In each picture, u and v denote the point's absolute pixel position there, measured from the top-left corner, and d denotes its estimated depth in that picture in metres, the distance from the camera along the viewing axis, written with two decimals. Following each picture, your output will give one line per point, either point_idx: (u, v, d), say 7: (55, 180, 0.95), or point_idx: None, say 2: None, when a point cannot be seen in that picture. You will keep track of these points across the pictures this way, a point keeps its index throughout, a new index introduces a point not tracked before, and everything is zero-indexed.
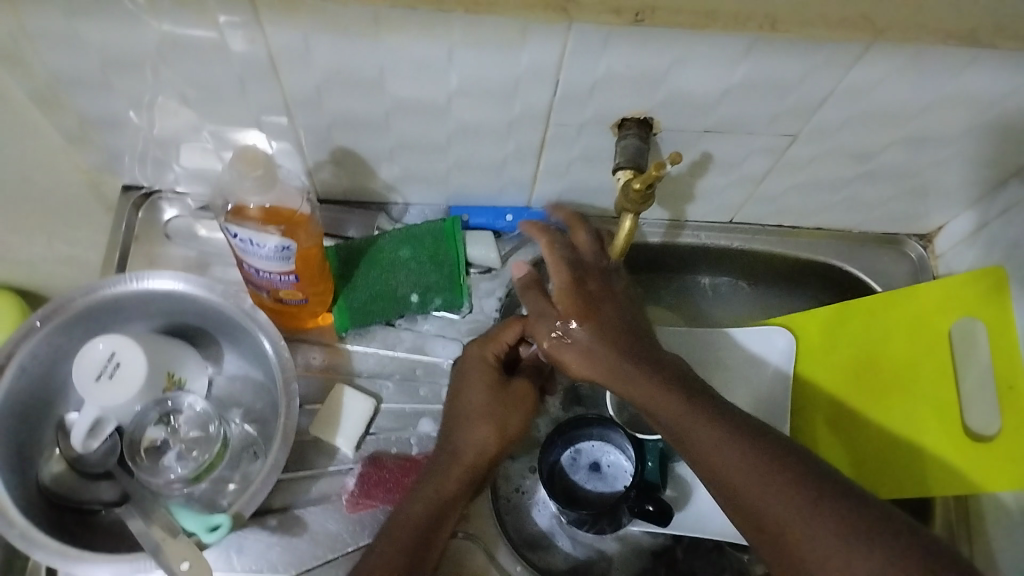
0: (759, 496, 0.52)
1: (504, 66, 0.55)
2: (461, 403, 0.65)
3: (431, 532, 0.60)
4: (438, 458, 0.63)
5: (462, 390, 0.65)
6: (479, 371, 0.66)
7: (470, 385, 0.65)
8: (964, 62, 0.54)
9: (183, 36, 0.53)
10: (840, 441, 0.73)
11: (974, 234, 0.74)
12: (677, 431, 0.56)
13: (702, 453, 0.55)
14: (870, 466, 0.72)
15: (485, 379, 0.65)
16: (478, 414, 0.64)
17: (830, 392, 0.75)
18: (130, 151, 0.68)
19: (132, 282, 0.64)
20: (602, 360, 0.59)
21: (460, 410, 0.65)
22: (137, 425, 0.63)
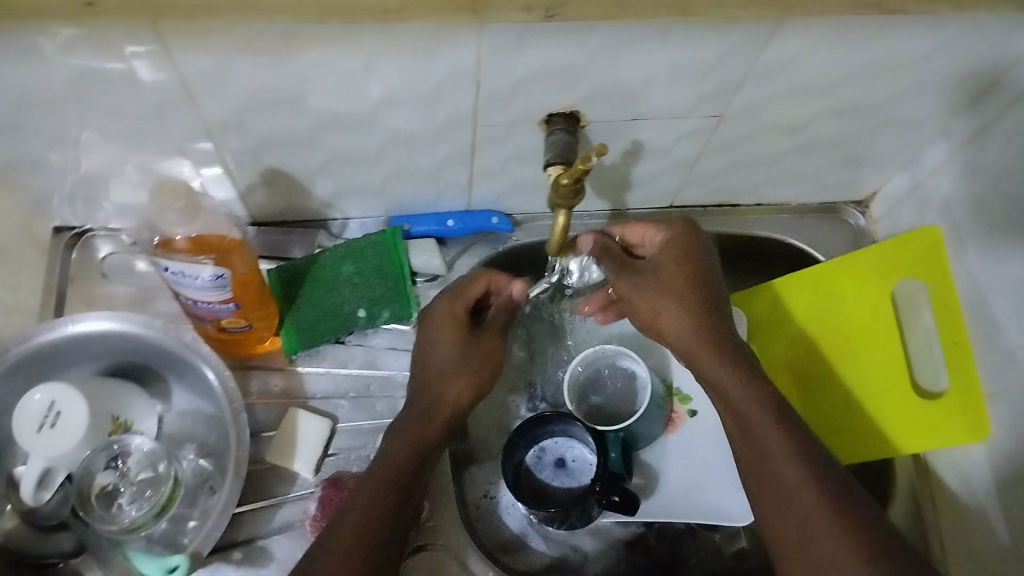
0: (787, 475, 0.54)
1: (425, 72, 0.54)
2: (428, 354, 0.65)
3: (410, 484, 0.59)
4: (415, 408, 0.63)
5: (430, 340, 0.65)
6: (448, 325, 0.66)
7: (438, 338, 0.65)
8: (878, 27, 0.54)
9: (95, 70, 0.51)
10: (813, 407, 0.73)
11: (910, 194, 0.75)
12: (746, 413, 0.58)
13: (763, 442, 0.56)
14: (834, 424, 0.72)
15: (457, 333, 0.65)
16: (450, 369, 0.64)
17: (792, 366, 0.76)
18: (57, 192, 0.66)
19: (67, 325, 0.63)
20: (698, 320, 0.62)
21: (426, 367, 0.65)
22: (85, 472, 0.60)
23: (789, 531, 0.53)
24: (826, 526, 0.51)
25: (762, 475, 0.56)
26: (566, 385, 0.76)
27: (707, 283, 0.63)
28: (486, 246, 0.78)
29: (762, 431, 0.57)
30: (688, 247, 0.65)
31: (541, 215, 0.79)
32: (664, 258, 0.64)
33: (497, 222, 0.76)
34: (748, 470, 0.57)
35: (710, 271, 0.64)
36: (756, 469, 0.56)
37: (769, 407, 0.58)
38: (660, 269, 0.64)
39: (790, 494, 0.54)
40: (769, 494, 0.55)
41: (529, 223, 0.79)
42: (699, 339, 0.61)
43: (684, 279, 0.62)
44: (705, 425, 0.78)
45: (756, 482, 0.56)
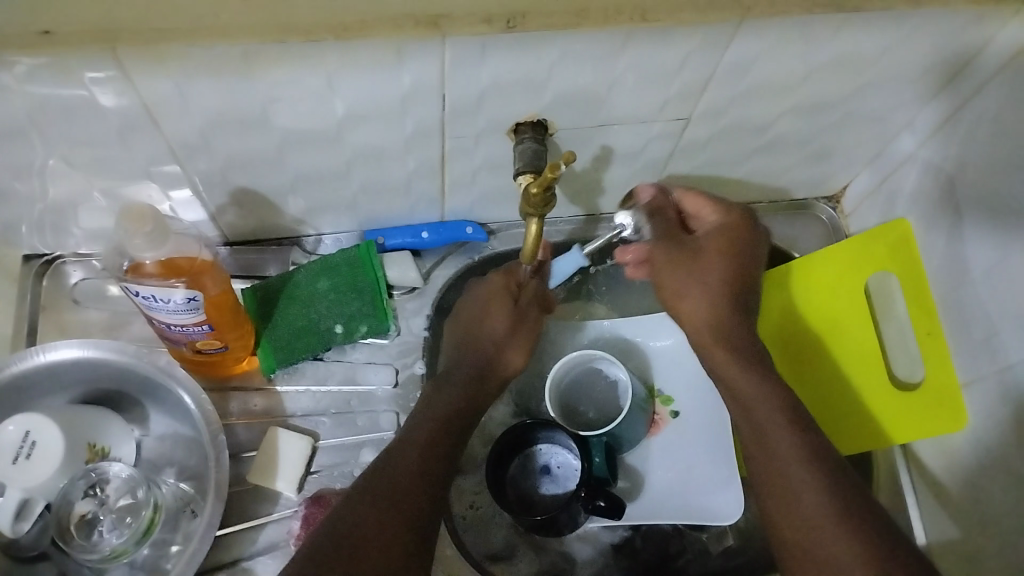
0: (798, 471, 0.56)
1: (390, 87, 0.54)
2: (482, 323, 0.70)
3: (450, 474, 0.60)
4: (470, 370, 0.67)
5: (484, 312, 0.70)
6: (501, 301, 0.70)
7: (494, 307, 0.70)
8: (835, 25, 0.54)
9: (54, 98, 0.51)
10: (809, 399, 0.74)
11: (878, 188, 0.76)
12: (758, 419, 0.60)
13: (773, 446, 0.58)
14: (827, 417, 0.73)
15: (507, 307, 0.70)
16: (505, 339, 0.70)
17: (782, 359, 0.76)
18: (25, 221, 0.65)
19: (38, 354, 0.62)
20: (723, 304, 0.66)
21: (479, 334, 0.69)
22: (63, 502, 0.60)
23: (794, 522, 0.55)
24: (834, 524, 0.53)
25: (771, 469, 0.57)
26: (548, 392, 0.76)
27: (741, 273, 0.67)
28: (462, 256, 0.78)
29: (774, 434, 0.59)
30: (739, 235, 0.68)
31: (514, 223, 0.79)
32: (712, 240, 0.68)
33: (471, 231, 0.76)
34: (756, 459, 0.59)
35: (750, 262, 0.68)
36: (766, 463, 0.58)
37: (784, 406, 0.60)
38: (702, 249, 0.68)
39: (799, 486, 0.55)
40: (776, 485, 0.57)
41: (504, 231, 0.79)
42: (716, 332, 0.66)
43: (722, 261, 0.67)
44: (688, 426, 0.78)
45: (766, 472, 0.58)
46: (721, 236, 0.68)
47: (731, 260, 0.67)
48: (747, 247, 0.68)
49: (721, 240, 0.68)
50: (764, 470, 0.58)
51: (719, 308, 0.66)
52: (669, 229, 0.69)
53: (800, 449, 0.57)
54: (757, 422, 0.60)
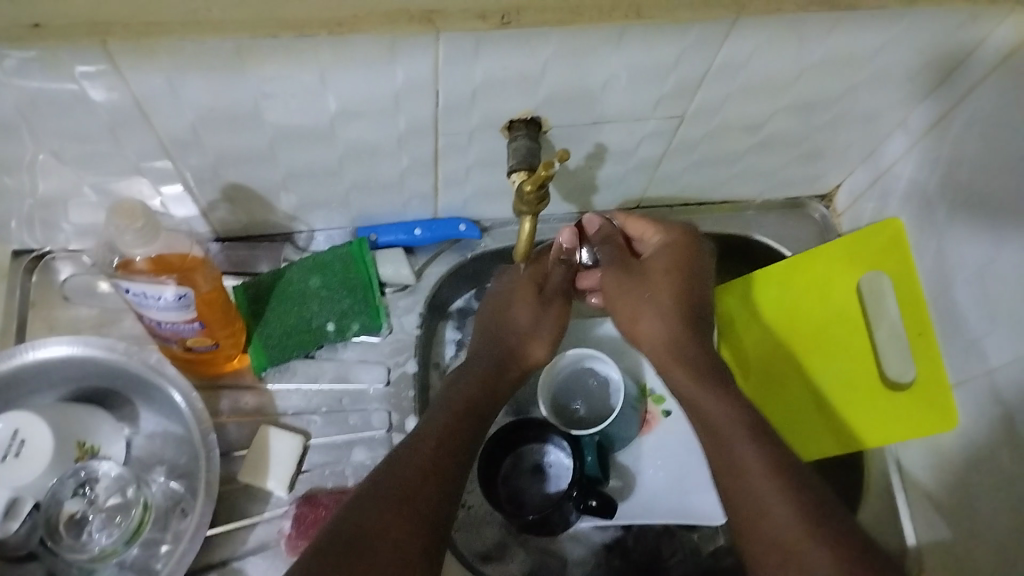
0: (759, 479, 0.56)
1: (382, 83, 0.54)
2: (508, 315, 0.70)
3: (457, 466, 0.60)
4: (492, 362, 0.68)
5: (509, 304, 0.70)
6: (528, 291, 0.71)
7: (518, 300, 0.70)
8: (829, 24, 0.54)
9: (42, 92, 0.50)
10: (799, 401, 0.74)
11: (871, 187, 0.76)
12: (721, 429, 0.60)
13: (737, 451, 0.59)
14: (818, 420, 0.73)
15: (532, 297, 0.70)
16: (534, 329, 0.70)
17: (769, 361, 0.76)
18: (13, 216, 0.65)
19: (27, 351, 0.61)
20: (675, 324, 0.67)
21: (508, 327, 0.70)
22: (52, 500, 0.60)
23: (759, 526, 0.54)
24: (797, 526, 0.53)
25: (735, 478, 0.57)
26: (540, 390, 0.75)
27: (689, 292, 0.68)
28: (455, 254, 0.78)
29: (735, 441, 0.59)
30: (683, 254, 0.70)
31: (509, 220, 0.78)
32: (657, 261, 0.70)
33: (464, 229, 0.76)
34: (719, 468, 0.59)
35: (699, 281, 0.69)
36: (728, 472, 0.58)
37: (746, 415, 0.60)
38: (648, 271, 0.70)
39: (758, 493, 0.56)
40: (740, 492, 0.57)
41: (497, 229, 0.78)
42: (669, 352, 0.67)
43: (668, 283, 0.68)
44: (681, 424, 0.78)
45: (728, 481, 0.58)
46: (662, 256, 0.70)
47: (675, 279, 0.68)
48: (695, 263, 0.70)
49: (666, 258, 0.69)
50: (729, 480, 0.58)
51: (674, 329, 0.67)
52: (616, 256, 0.71)
53: (762, 455, 0.57)
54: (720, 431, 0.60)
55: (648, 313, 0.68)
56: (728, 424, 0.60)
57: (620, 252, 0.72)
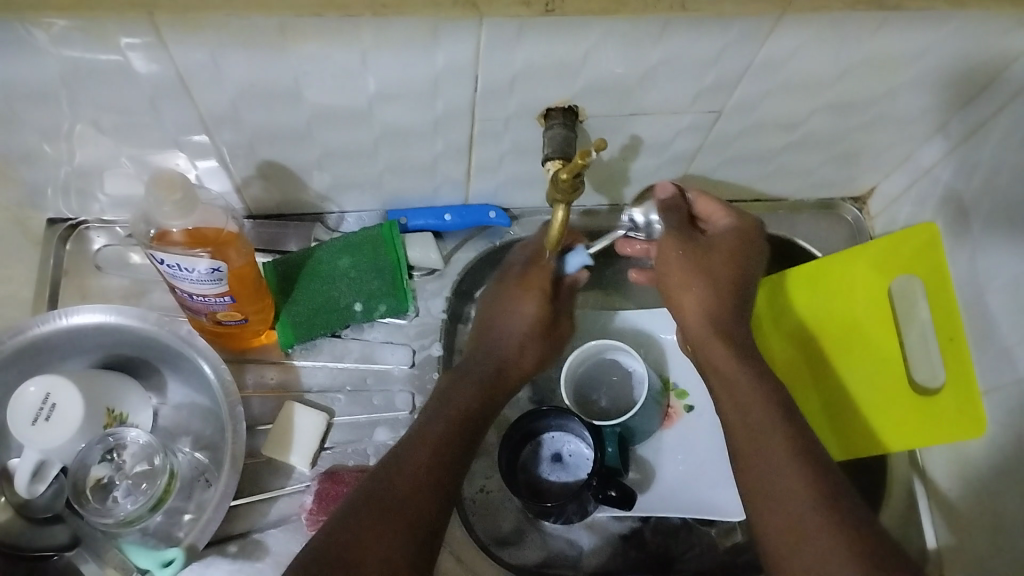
0: (788, 473, 0.55)
1: (423, 65, 0.54)
2: (508, 315, 0.70)
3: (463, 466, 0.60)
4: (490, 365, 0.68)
5: (511, 305, 0.70)
6: (532, 297, 0.70)
7: (525, 302, 0.70)
8: (875, 23, 0.54)
9: (86, 62, 0.51)
10: (825, 400, 0.74)
11: (906, 191, 0.75)
12: (752, 415, 0.60)
13: (764, 444, 0.58)
14: (846, 418, 0.73)
15: (536, 304, 0.70)
16: (528, 340, 0.70)
17: (799, 359, 0.76)
18: (50, 184, 0.66)
19: (60, 318, 0.62)
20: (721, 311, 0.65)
21: (509, 332, 0.70)
22: (80, 465, 0.60)
23: (784, 517, 0.54)
24: (821, 519, 0.52)
25: (765, 463, 0.57)
26: (564, 380, 0.76)
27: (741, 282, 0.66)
28: (484, 240, 0.78)
29: (765, 432, 0.58)
30: (746, 243, 0.68)
31: (538, 210, 0.78)
32: (719, 244, 0.68)
33: (494, 216, 0.76)
34: (745, 453, 0.58)
35: (752, 269, 0.68)
36: (758, 456, 0.57)
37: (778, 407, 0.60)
38: (712, 249, 0.68)
39: (784, 483, 0.55)
40: (768, 479, 0.56)
41: (526, 217, 0.78)
42: (713, 334, 0.65)
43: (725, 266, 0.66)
44: (702, 420, 0.78)
45: (757, 466, 0.57)
46: (721, 240, 0.68)
47: (728, 266, 0.66)
48: (749, 253, 0.67)
49: (724, 242, 0.68)
50: (758, 465, 0.57)
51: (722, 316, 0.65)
52: (679, 226, 0.68)
53: (793, 448, 0.57)
54: (751, 419, 0.59)
55: (703, 287, 0.65)
56: (762, 413, 0.59)
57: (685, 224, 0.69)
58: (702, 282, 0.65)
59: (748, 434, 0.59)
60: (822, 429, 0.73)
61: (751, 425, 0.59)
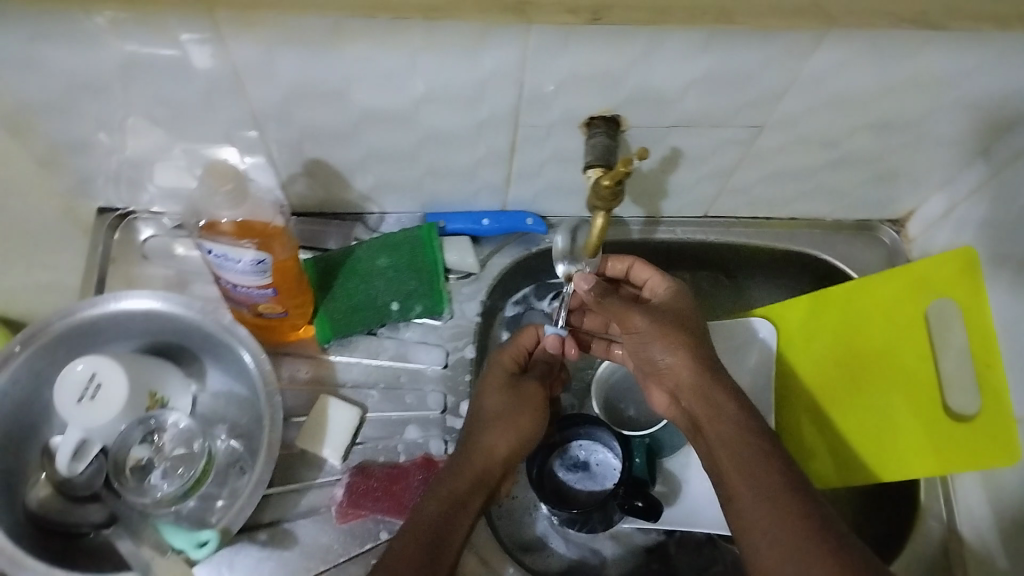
0: (789, 535, 0.52)
1: (471, 69, 0.55)
2: (478, 407, 0.67)
3: (446, 531, 0.57)
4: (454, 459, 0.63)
5: (479, 395, 0.68)
6: (497, 385, 0.68)
7: (489, 390, 0.68)
8: (919, 44, 0.54)
9: (148, 55, 0.53)
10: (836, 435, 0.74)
11: (945, 216, 0.75)
12: (746, 479, 0.56)
13: (755, 511, 0.54)
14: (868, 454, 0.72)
15: (501, 390, 0.68)
16: (505, 412, 0.66)
17: (818, 390, 0.76)
18: (103, 173, 0.68)
19: (111, 301, 0.64)
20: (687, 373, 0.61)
21: (478, 415, 0.66)
22: (121, 445, 0.62)
23: (774, 541, 0.52)
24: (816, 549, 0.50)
25: (754, 491, 0.55)
26: (594, 389, 0.77)
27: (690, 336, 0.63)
28: (519, 247, 0.79)
29: (760, 494, 0.54)
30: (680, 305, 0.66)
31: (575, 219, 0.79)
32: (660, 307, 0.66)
33: (531, 223, 0.77)
34: (733, 484, 0.56)
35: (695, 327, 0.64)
36: (750, 512, 0.54)
37: (768, 471, 0.55)
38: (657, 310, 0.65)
39: (771, 507, 0.53)
40: (758, 504, 0.54)
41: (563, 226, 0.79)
42: (698, 392, 0.61)
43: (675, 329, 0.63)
44: None
45: (746, 487, 0.55)
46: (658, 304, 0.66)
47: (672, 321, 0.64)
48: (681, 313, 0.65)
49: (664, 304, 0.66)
50: (748, 491, 0.55)
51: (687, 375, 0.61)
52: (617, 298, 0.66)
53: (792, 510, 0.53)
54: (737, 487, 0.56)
55: (662, 329, 0.63)
56: (753, 476, 0.55)
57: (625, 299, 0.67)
58: (662, 324, 0.63)
59: (745, 504, 0.55)
60: (828, 467, 0.73)
61: (737, 454, 0.57)
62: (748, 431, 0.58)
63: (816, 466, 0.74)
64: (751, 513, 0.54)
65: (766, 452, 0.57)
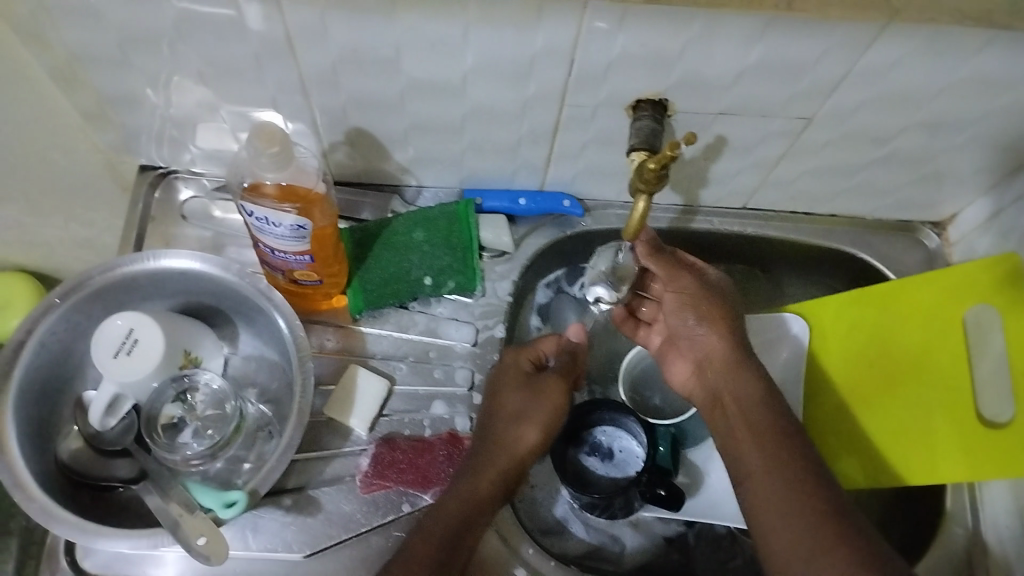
0: (806, 535, 0.51)
1: (522, 44, 0.55)
2: (495, 404, 0.66)
3: (465, 528, 0.59)
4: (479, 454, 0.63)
5: (497, 391, 0.67)
6: (514, 385, 0.67)
7: (506, 389, 0.67)
8: (979, 42, 0.53)
9: (202, 13, 0.53)
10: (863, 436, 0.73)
11: (990, 220, 0.74)
12: (767, 476, 0.55)
13: (773, 507, 0.53)
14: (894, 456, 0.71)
15: (520, 394, 0.66)
16: (524, 412, 0.65)
17: (848, 387, 0.75)
18: (147, 130, 0.68)
19: (150, 259, 0.64)
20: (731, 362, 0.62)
21: (496, 412, 0.65)
22: (153, 403, 0.62)
23: (792, 539, 0.51)
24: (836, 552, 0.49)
25: (774, 485, 0.54)
26: (621, 376, 0.77)
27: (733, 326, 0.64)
28: (554, 228, 0.79)
29: (777, 492, 0.54)
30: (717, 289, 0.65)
31: (612, 204, 0.79)
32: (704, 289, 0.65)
33: (568, 205, 0.77)
34: (751, 475, 0.56)
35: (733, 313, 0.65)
36: (769, 507, 0.53)
37: (791, 470, 0.54)
38: (704, 291, 0.65)
39: (790, 494, 0.53)
40: (776, 500, 0.53)
41: (600, 210, 0.79)
42: (740, 381, 0.61)
43: (722, 323, 0.64)
44: None
45: (765, 471, 0.55)
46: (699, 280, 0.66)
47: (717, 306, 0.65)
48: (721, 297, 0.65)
49: (708, 285, 0.66)
50: (767, 486, 0.54)
51: (729, 366, 0.62)
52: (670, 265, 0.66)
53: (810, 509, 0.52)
54: (756, 485, 0.55)
55: (713, 319, 0.64)
56: (774, 475, 0.55)
57: (674, 270, 0.66)
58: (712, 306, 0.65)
59: (762, 500, 0.54)
60: (853, 466, 0.72)
61: (762, 451, 0.56)
62: (775, 427, 0.58)
63: (841, 464, 0.73)
64: (769, 510, 0.53)
65: (791, 450, 0.56)
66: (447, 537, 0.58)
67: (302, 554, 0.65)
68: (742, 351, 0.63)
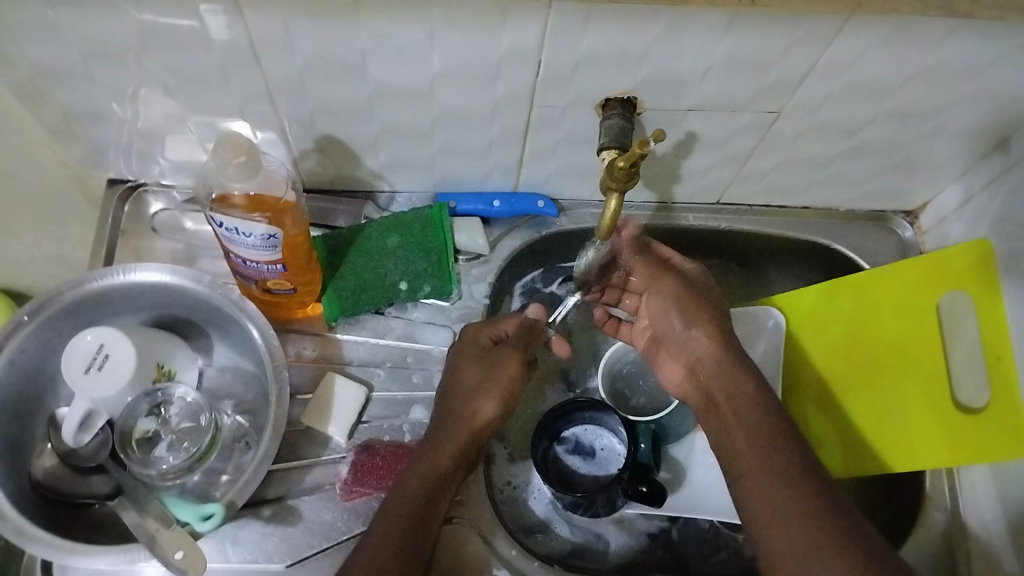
0: (795, 521, 0.52)
1: (488, 46, 0.55)
2: (453, 379, 0.66)
3: (429, 511, 0.59)
4: (442, 427, 0.64)
5: (454, 367, 0.66)
6: (473, 360, 0.66)
7: (463, 364, 0.66)
8: (942, 32, 0.54)
9: (165, 25, 0.52)
10: (845, 426, 0.73)
11: (961, 208, 0.75)
12: (761, 463, 0.56)
13: (766, 495, 0.54)
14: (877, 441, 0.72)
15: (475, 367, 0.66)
16: (480, 385, 0.65)
17: (828, 377, 0.75)
18: (115, 144, 0.67)
19: (120, 274, 0.63)
20: (720, 353, 0.63)
21: (453, 388, 0.65)
22: (128, 417, 0.62)
23: (783, 523, 0.52)
24: (826, 536, 0.51)
25: (768, 470, 0.55)
26: (601, 374, 0.76)
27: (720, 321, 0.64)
28: (529, 230, 0.79)
29: (770, 479, 0.55)
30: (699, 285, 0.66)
31: (587, 203, 0.79)
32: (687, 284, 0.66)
33: (543, 205, 0.76)
34: (746, 461, 0.57)
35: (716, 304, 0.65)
36: (760, 493, 0.55)
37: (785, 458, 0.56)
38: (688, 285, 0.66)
39: (787, 492, 0.54)
40: (769, 487, 0.54)
41: (575, 209, 0.79)
42: (728, 369, 0.62)
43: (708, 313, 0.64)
44: None
45: (760, 468, 0.56)
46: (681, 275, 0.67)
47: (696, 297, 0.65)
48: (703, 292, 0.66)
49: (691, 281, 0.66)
50: (761, 471, 0.56)
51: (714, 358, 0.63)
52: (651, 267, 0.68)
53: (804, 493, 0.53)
54: (750, 472, 0.56)
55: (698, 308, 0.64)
56: (768, 464, 0.56)
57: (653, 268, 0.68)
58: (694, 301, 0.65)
59: (754, 486, 0.55)
60: (834, 455, 0.73)
61: (755, 439, 0.57)
62: (764, 414, 0.59)
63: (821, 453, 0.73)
64: (763, 496, 0.54)
65: (783, 436, 0.57)
66: (411, 524, 0.58)
67: (284, 564, 0.65)
68: (730, 340, 0.63)
